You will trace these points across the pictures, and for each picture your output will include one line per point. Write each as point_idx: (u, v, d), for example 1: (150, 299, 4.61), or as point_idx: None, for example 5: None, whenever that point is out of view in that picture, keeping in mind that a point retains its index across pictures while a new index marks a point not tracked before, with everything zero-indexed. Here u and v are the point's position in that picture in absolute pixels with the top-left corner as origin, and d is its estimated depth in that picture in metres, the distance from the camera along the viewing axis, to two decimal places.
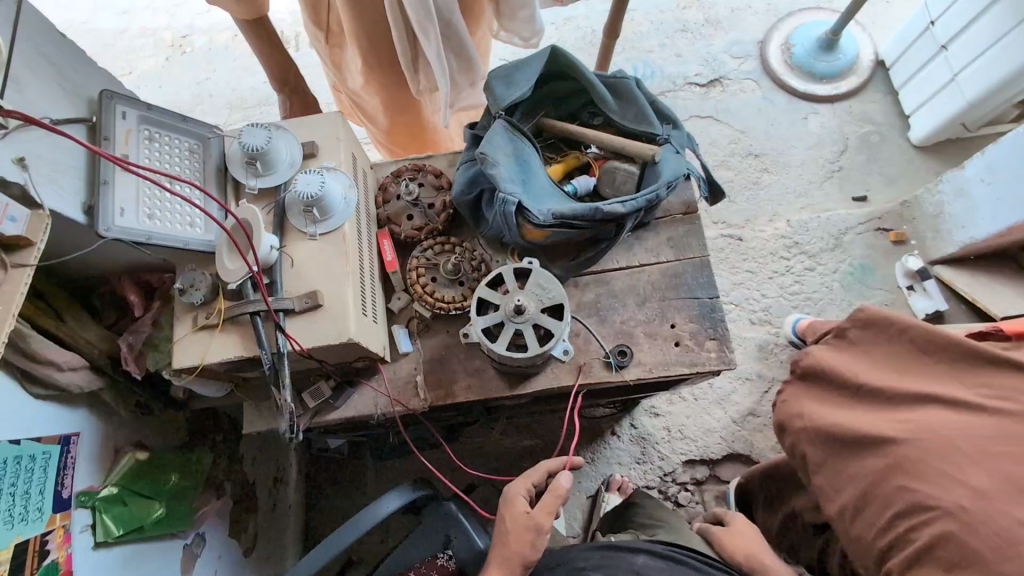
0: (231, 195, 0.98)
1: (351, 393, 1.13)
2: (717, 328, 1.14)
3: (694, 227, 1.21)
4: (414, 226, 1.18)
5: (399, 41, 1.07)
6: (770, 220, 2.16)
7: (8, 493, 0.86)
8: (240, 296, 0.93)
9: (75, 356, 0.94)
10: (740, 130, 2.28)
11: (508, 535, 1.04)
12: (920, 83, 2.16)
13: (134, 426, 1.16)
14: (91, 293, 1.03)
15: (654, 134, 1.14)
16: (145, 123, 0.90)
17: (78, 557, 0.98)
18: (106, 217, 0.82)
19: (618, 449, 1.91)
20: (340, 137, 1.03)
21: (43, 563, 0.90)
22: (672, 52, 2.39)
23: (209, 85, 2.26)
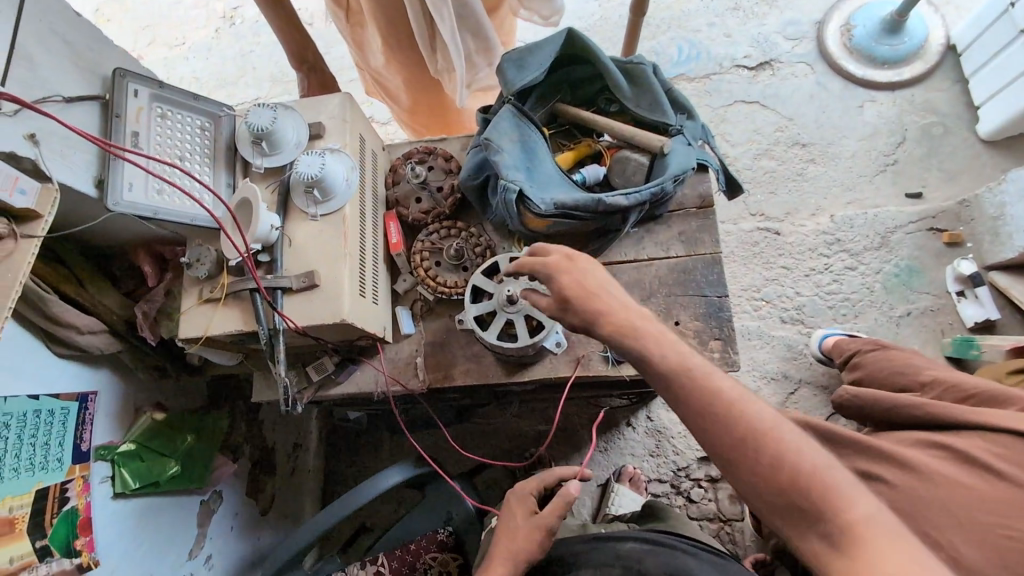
0: (240, 173, 1.01)
1: (353, 369, 1.17)
2: (723, 329, 1.09)
3: (708, 222, 1.15)
4: (421, 210, 1.17)
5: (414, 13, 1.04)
6: (812, 214, 2.05)
7: (29, 444, 0.93)
8: (242, 272, 0.96)
9: (94, 321, 1.00)
10: (787, 117, 2.15)
11: (518, 529, 1.08)
12: (995, 70, 1.97)
13: (154, 388, 1.23)
14: (113, 262, 1.09)
15: (669, 124, 1.09)
16: (156, 101, 0.92)
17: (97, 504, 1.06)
18: (114, 192, 0.85)
19: (633, 441, 1.90)
20: (347, 118, 1.03)
21: (62, 509, 0.98)
22: (720, 32, 2.26)
23: (253, 58, 2.32)
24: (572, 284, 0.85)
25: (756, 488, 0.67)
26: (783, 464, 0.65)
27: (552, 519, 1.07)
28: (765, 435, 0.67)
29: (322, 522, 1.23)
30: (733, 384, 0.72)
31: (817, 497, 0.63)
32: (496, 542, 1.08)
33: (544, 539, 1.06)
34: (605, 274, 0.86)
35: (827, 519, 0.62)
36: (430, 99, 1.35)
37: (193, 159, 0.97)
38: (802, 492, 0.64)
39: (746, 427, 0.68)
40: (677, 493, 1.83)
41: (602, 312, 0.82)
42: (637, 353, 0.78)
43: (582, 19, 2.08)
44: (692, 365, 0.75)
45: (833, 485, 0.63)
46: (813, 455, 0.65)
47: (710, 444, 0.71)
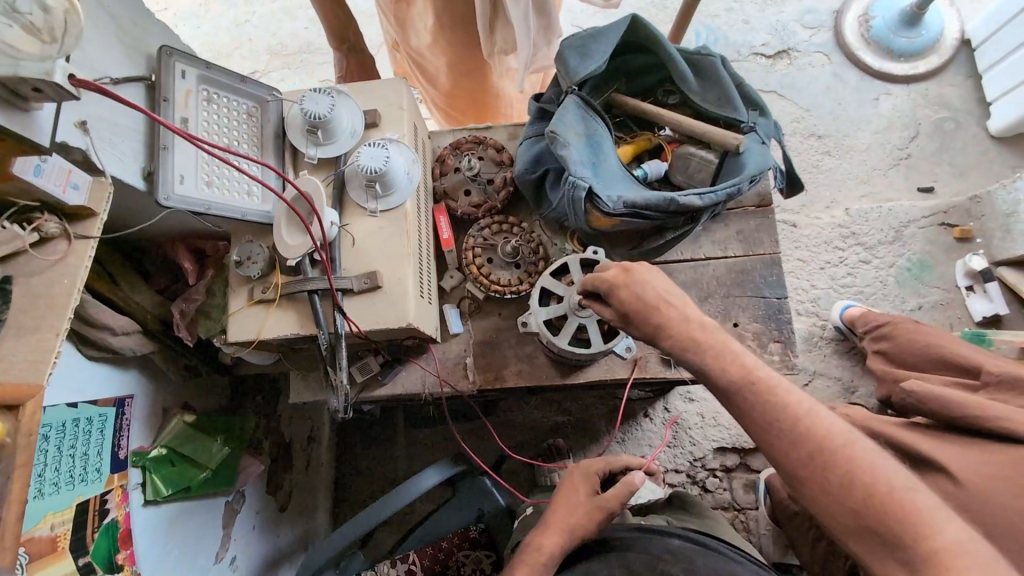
0: (289, 163, 0.94)
1: (399, 370, 1.11)
2: (782, 331, 1.08)
3: (767, 220, 1.13)
4: (471, 202, 1.13)
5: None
6: (827, 207, 1.97)
7: (68, 456, 0.86)
8: (296, 271, 0.89)
9: (128, 321, 0.92)
10: (804, 108, 2.07)
11: (578, 505, 1.01)
12: (1012, 66, 1.88)
13: (181, 387, 1.16)
14: (144, 257, 1.00)
15: (738, 121, 1.05)
16: (204, 84, 0.85)
17: (135, 515, 0.98)
18: (165, 185, 0.78)
19: (648, 432, 1.73)
20: (404, 106, 0.96)
21: (103, 522, 0.91)
22: (738, 17, 2.17)
23: (248, 28, 2.16)
24: (631, 296, 0.81)
25: (827, 507, 0.64)
26: (856, 483, 0.62)
27: (613, 503, 1.00)
28: (835, 453, 0.64)
29: (343, 537, 1.10)
30: (803, 399, 0.68)
31: (899, 522, 0.59)
32: (552, 510, 1.01)
33: (603, 521, 0.98)
34: (667, 284, 0.82)
35: (908, 545, 0.58)
36: (470, 83, 1.27)
37: (241, 146, 0.89)
38: (881, 516, 0.60)
39: (815, 443, 0.65)
40: (693, 483, 1.68)
41: (663, 322, 0.78)
42: (699, 367, 0.75)
43: None
44: (758, 379, 0.71)
45: (913, 507, 0.59)
46: (893, 477, 0.61)
47: (777, 461, 0.68)
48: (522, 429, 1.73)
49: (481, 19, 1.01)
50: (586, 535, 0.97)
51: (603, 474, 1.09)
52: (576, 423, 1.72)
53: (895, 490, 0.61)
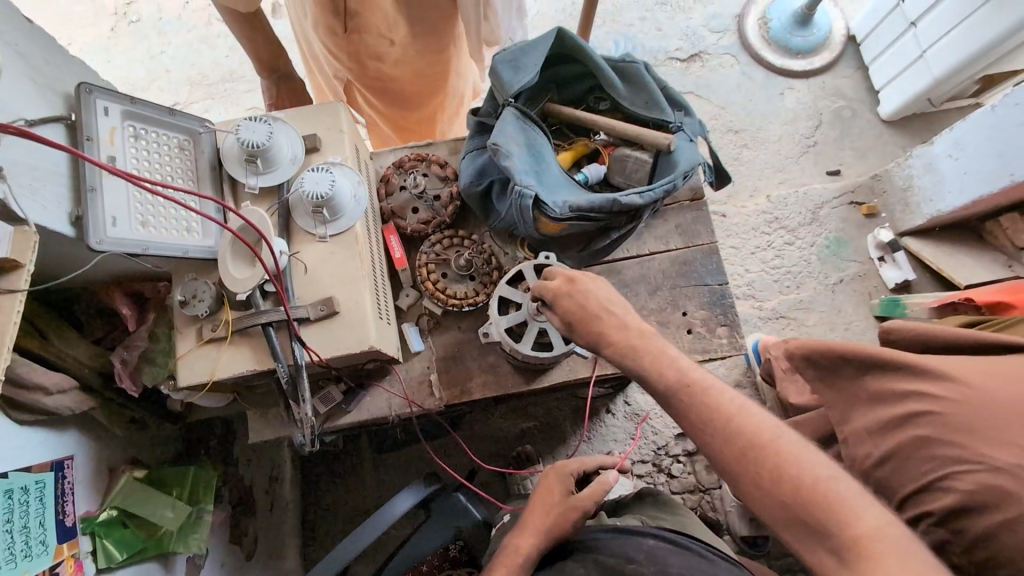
0: (229, 195, 0.91)
1: (363, 396, 1.09)
2: (727, 315, 1.15)
3: (702, 213, 1.21)
4: (420, 219, 1.13)
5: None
6: (750, 196, 2.12)
7: (6, 531, 0.78)
8: (247, 305, 0.86)
9: (64, 378, 0.87)
10: (720, 106, 2.21)
11: (554, 506, 1.01)
12: (892, 57, 2.08)
13: (127, 442, 1.09)
14: (72, 306, 0.94)
15: (666, 121, 1.11)
16: (129, 120, 0.81)
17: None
18: (97, 229, 0.74)
19: (613, 427, 1.77)
20: (344, 129, 0.95)
21: None
22: (652, 25, 2.29)
23: (165, 59, 2.07)
24: (573, 305, 0.88)
25: (761, 500, 0.69)
26: (783, 474, 0.67)
27: (588, 503, 1.01)
28: (766, 447, 0.70)
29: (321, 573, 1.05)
30: (734, 399, 0.75)
31: (826, 511, 0.64)
32: (529, 514, 1.02)
33: (578, 520, 0.99)
34: (608, 292, 0.89)
35: (835, 534, 0.63)
36: (432, 93, 1.28)
37: (175, 181, 0.86)
38: (810, 504, 0.65)
39: (746, 439, 0.71)
40: (660, 472, 1.73)
41: (604, 331, 0.86)
42: (643, 372, 0.81)
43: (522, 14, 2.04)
44: (692, 381, 0.78)
45: (837, 497, 0.64)
46: (818, 469, 0.66)
47: (714, 459, 0.74)
48: (490, 438, 1.73)
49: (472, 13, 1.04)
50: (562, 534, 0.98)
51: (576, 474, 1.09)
52: (542, 427, 1.74)
53: (819, 481, 0.66)
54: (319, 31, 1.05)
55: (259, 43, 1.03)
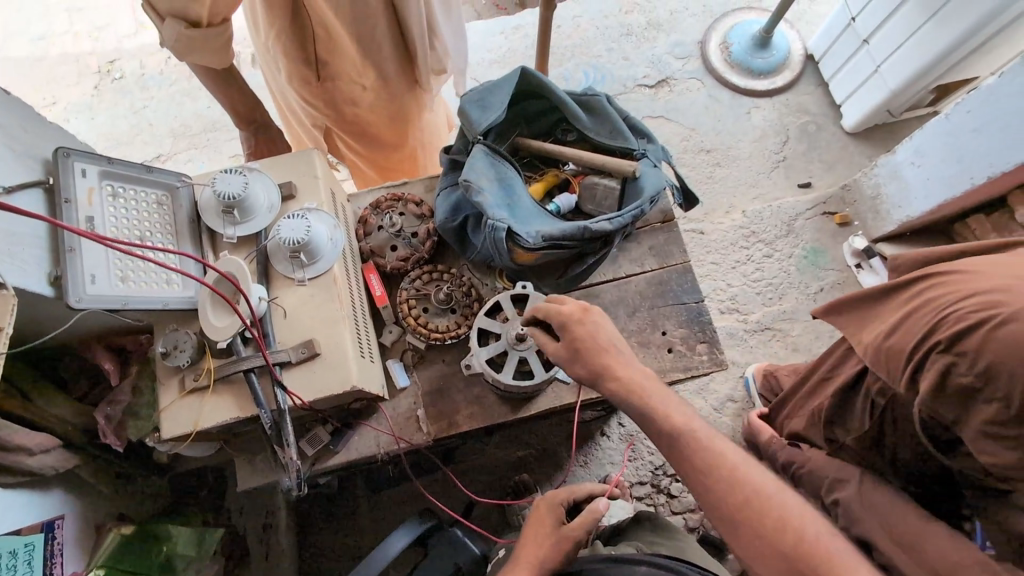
0: (208, 246, 0.93)
1: (351, 435, 1.09)
2: (705, 332, 1.17)
3: (674, 234, 1.24)
4: (398, 257, 1.15)
5: (416, 7, 0.99)
6: (726, 212, 2.17)
7: None
8: (228, 353, 0.88)
9: (47, 438, 0.87)
10: (690, 128, 2.28)
11: (545, 539, 1.01)
12: (850, 72, 2.16)
13: (114, 498, 1.08)
14: (56, 362, 0.94)
15: (630, 149, 1.16)
16: (107, 179, 0.84)
17: None
18: (76, 287, 0.76)
19: (609, 449, 1.77)
20: (318, 175, 0.98)
21: None
22: (619, 55, 2.38)
23: (148, 113, 2.12)
24: (585, 333, 0.89)
25: (757, 553, 0.77)
26: (784, 528, 0.76)
27: (579, 532, 1.01)
28: (759, 503, 0.78)
29: None
30: (732, 458, 0.82)
31: (818, 563, 0.74)
32: (520, 550, 1.01)
33: (570, 551, 0.98)
34: (614, 332, 0.91)
35: None
36: (410, 135, 1.31)
37: (154, 236, 0.88)
38: (806, 558, 0.74)
39: (742, 495, 0.80)
40: (659, 492, 1.72)
41: (609, 366, 0.88)
42: None
43: (492, 53, 2.12)
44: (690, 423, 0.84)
45: (827, 551, 0.74)
46: (813, 525, 0.76)
47: (716, 517, 0.82)
48: (487, 469, 1.72)
49: (423, 36, 1.05)
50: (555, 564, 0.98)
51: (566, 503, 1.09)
52: (538, 454, 1.73)
53: (811, 537, 0.76)
54: (292, 83, 1.09)
55: (236, 99, 1.07)
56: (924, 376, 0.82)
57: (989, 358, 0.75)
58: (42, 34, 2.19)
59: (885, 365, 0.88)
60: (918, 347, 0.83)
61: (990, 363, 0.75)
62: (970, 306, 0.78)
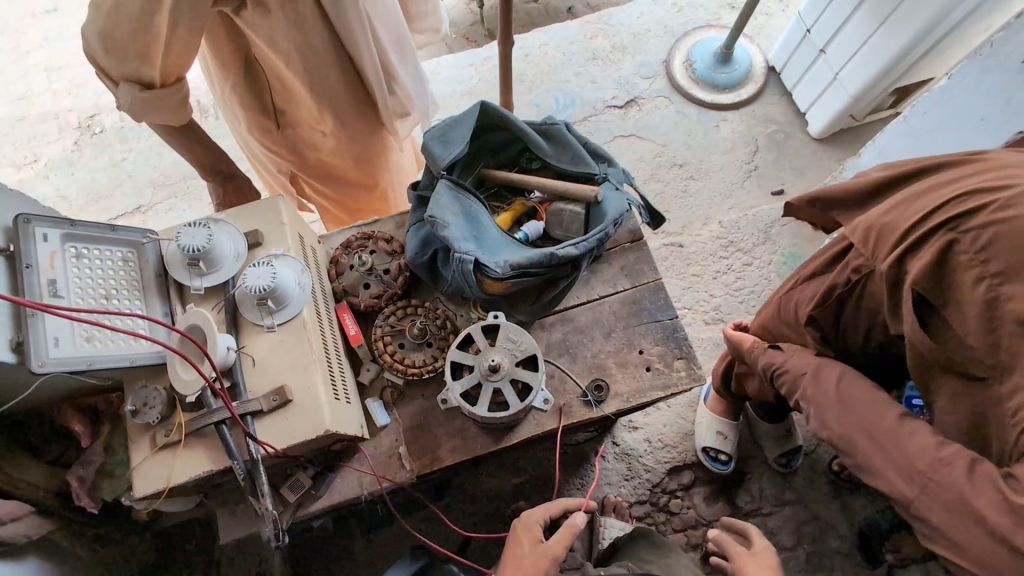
0: (176, 299, 0.94)
1: (333, 478, 1.07)
2: (682, 347, 1.17)
3: (644, 253, 1.24)
4: (371, 294, 1.16)
5: (368, 57, 1.02)
6: (703, 224, 2.14)
7: None
8: (198, 405, 0.87)
9: (19, 505, 0.88)
10: (661, 143, 2.27)
11: (524, 557, 1.00)
12: (811, 81, 2.18)
13: (96, 561, 1.07)
14: (26, 429, 0.92)
15: (592, 174, 1.18)
16: (70, 242, 0.84)
17: None
18: (38, 352, 0.76)
19: (605, 470, 1.66)
20: (284, 221, 0.99)
21: None
22: (587, 78, 2.39)
23: (127, 165, 2.13)
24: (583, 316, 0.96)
25: None
26: None
27: (559, 550, 0.99)
28: None
29: None
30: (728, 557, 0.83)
31: None
32: (502, 570, 1.00)
33: (551, 567, 0.97)
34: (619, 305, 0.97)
35: None
36: (378, 176, 1.33)
37: (120, 293, 0.88)
38: None
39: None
40: (660, 511, 1.62)
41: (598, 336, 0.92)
42: None
43: (462, 85, 2.15)
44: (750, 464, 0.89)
45: None
46: None
47: None
48: (478, 503, 1.61)
49: (379, 83, 1.08)
50: None
51: (544, 522, 1.08)
52: (535, 480, 1.61)
53: None
54: (252, 128, 1.16)
55: (195, 150, 1.09)
56: (922, 254, 0.82)
57: (992, 234, 0.77)
58: (22, 94, 2.23)
59: (877, 243, 0.89)
60: (914, 228, 0.85)
61: (993, 236, 0.77)
62: (972, 190, 0.81)
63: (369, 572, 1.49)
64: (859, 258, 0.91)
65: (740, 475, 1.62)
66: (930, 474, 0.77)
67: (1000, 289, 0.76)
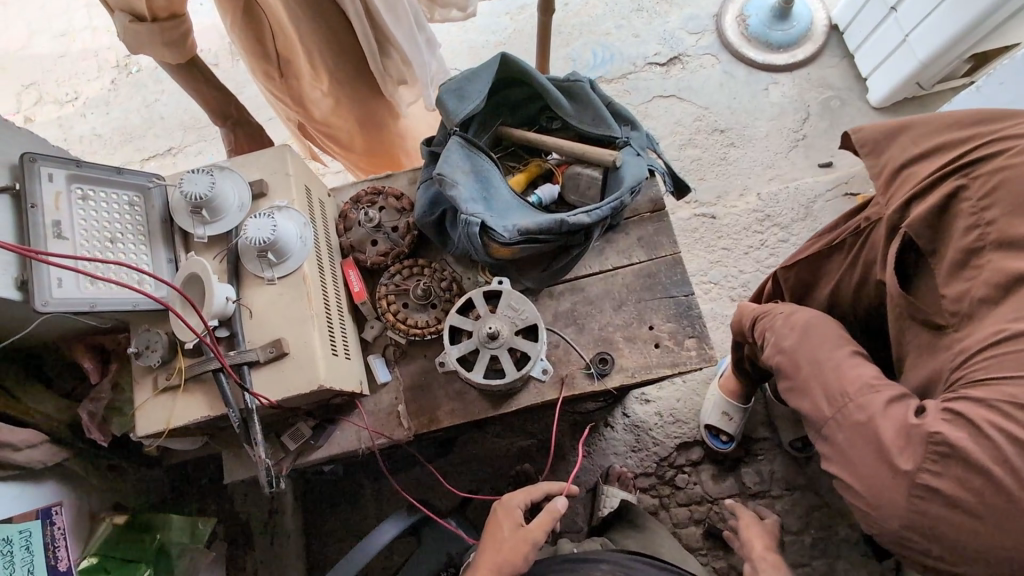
0: (181, 246, 0.94)
1: (332, 430, 1.08)
2: (695, 326, 1.11)
3: (664, 224, 1.17)
4: (378, 252, 1.14)
5: (350, 6, 1.02)
6: (740, 194, 1.98)
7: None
8: (199, 352, 0.89)
9: (33, 433, 0.94)
10: (703, 107, 2.08)
11: (504, 541, 1.00)
12: (876, 43, 1.95)
13: (110, 490, 1.14)
14: (42, 361, 1.00)
15: (613, 137, 1.12)
16: (76, 183, 0.85)
17: None
18: (42, 292, 0.78)
19: (612, 440, 1.64)
20: (290, 171, 0.97)
21: None
22: (629, 32, 2.18)
23: (160, 106, 2.14)
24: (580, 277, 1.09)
25: None
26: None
27: (538, 535, 1.01)
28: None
29: None
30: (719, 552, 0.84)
31: None
32: (481, 552, 1.00)
33: (529, 553, 0.99)
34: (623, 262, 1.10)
35: None
36: (381, 135, 1.37)
37: (126, 238, 0.89)
38: None
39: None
40: (663, 484, 1.60)
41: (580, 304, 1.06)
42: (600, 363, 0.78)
43: (497, 34, 2.05)
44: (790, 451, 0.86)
45: None
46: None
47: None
48: (483, 464, 1.61)
49: (368, 42, 1.09)
50: (515, 568, 0.97)
51: (525, 505, 1.07)
52: (542, 445, 1.61)
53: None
54: (258, 77, 1.19)
55: (203, 92, 1.14)
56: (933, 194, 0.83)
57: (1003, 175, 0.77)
58: (62, 31, 2.23)
59: (898, 190, 0.90)
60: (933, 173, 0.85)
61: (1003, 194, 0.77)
62: (1005, 136, 0.80)
63: (375, 519, 1.53)
64: (875, 206, 0.92)
65: (752, 455, 1.59)
66: (854, 397, 0.82)
67: (987, 236, 0.78)
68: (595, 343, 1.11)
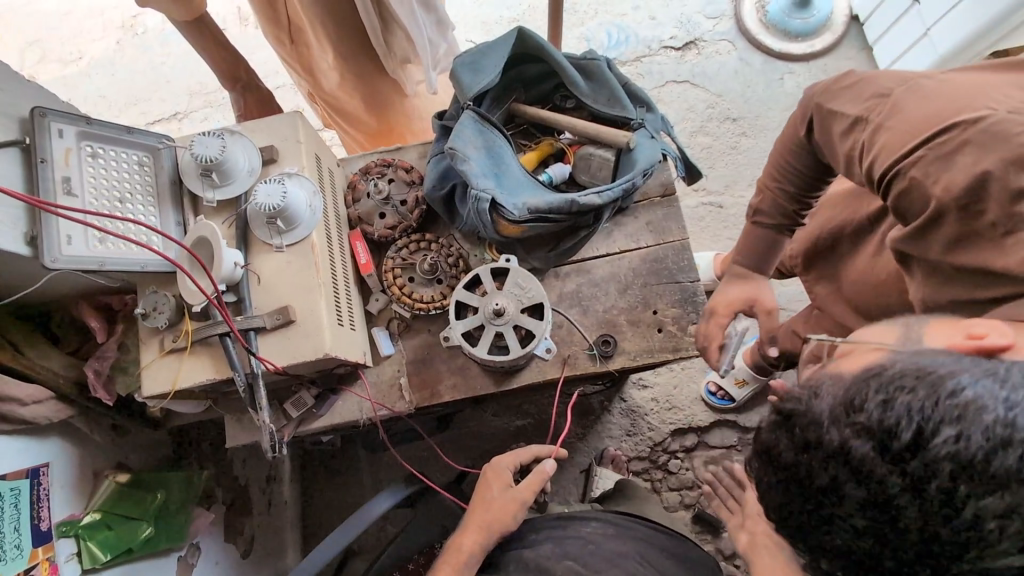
0: (190, 210, 0.94)
1: (334, 400, 1.08)
2: (700, 313, 1.10)
3: (674, 209, 1.16)
4: (386, 224, 1.14)
5: None
6: (749, 185, 1.96)
7: None
8: (205, 317, 0.89)
9: (38, 389, 0.95)
10: (716, 94, 2.05)
11: (493, 502, 1.02)
12: (896, 36, 1.89)
13: (114, 449, 1.17)
14: (54, 321, 1.03)
15: (628, 119, 1.12)
16: (85, 139, 0.84)
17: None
18: (50, 248, 0.78)
19: (607, 422, 1.65)
20: (300, 139, 0.97)
21: None
22: (645, 13, 2.14)
23: (166, 69, 2.11)
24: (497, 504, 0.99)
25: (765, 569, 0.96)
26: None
27: (527, 495, 1.02)
28: None
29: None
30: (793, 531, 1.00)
31: None
32: (469, 513, 1.02)
33: (517, 513, 1.01)
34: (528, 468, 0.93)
35: None
36: (387, 112, 1.36)
37: (135, 198, 0.89)
38: None
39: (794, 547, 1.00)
40: (656, 468, 1.61)
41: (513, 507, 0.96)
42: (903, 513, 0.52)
43: (512, 10, 2.01)
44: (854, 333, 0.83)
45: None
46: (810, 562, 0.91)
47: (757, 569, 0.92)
48: (480, 441, 1.62)
49: (368, 18, 1.07)
50: (503, 528, 1.00)
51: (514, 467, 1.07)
52: (538, 424, 1.62)
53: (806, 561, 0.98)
54: (271, 40, 1.18)
55: (209, 51, 1.13)
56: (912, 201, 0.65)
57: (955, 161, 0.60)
58: None
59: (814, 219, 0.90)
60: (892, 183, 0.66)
61: None
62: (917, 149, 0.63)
63: (373, 488, 1.57)
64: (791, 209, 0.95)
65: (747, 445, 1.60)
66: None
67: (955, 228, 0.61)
68: (598, 326, 1.11)
